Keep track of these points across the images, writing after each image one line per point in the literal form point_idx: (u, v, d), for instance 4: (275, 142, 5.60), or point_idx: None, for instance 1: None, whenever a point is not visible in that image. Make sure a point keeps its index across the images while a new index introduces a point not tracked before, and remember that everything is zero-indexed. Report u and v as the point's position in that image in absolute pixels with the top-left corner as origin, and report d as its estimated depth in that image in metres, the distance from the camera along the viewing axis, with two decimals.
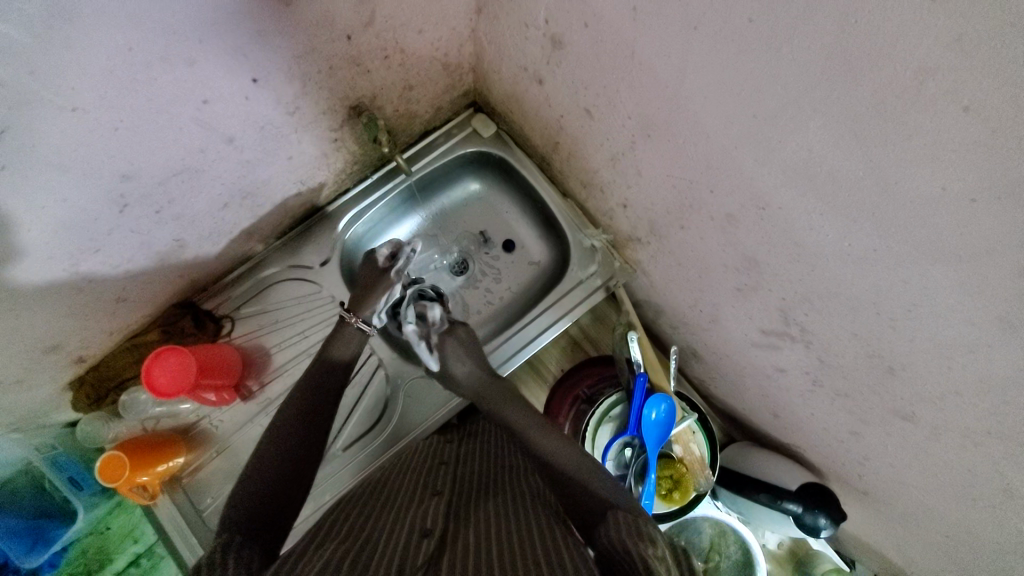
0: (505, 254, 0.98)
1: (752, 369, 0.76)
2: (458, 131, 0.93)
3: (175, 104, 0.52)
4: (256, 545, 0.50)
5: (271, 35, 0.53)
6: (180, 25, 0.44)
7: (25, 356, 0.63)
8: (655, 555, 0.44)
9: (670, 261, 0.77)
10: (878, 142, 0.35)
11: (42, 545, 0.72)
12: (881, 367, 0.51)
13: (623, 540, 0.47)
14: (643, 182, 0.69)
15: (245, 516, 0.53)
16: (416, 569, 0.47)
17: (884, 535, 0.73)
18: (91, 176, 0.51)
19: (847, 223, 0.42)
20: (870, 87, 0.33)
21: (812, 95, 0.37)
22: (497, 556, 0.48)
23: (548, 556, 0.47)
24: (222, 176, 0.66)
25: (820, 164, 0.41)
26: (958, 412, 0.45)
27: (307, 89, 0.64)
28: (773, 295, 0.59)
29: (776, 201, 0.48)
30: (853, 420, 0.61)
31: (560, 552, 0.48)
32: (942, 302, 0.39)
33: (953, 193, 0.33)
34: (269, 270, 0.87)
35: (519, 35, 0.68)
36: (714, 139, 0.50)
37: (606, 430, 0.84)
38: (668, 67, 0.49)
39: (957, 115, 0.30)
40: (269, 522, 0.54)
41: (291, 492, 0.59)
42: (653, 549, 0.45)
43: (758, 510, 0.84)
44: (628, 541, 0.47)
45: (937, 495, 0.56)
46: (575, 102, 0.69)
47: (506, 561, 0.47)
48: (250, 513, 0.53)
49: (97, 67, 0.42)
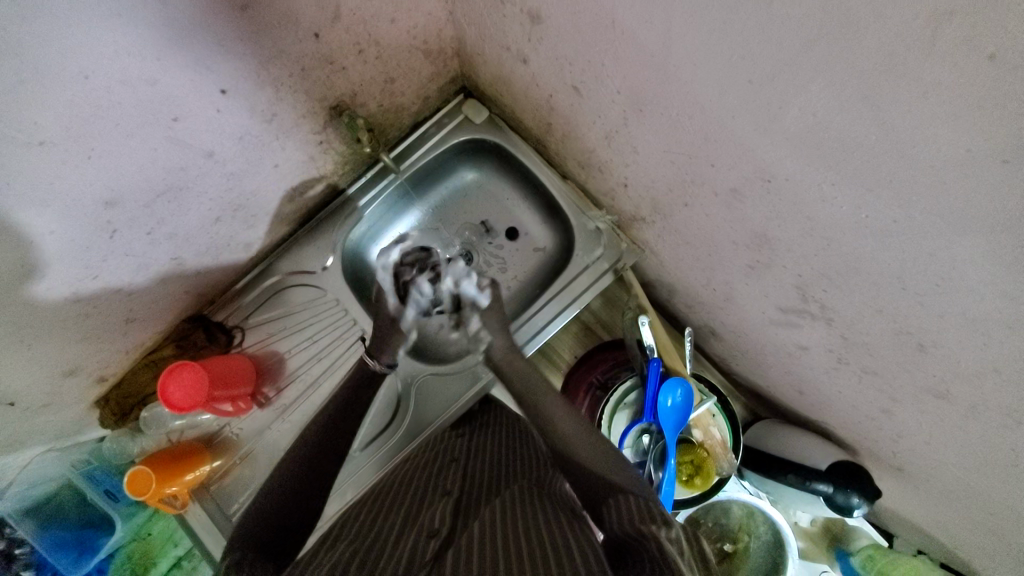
0: (509, 242, 0.96)
1: (771, 346, 0.72)
2: (449, 120, 0.89)
3: (146, 126, 0.52)
4: (252, 549, 0.49)
5: (232, 43, 0.52)
6: (133, 44, 0.44)
7: (47, 381, 0.66)
8: (667, 537, 0.43)
9: (677, 240, 0.73)
10: (890, 101, 0.31)
11: (88, 554, 0.77)
12: (910, 344, 0.46)
13: (632, 525, 0.46)
14: (640, 159, 0.65)
15: (257, 522, 0.54)
16: (423, 565, 0.47)
17: (923, 512, 0.69)
18: (73, 209, 0.52)
19: (861, 192, 0.38)
20: (875, 41, 0.29)
21: (811, 54, 0.33)
22: (502, 545, 0.47)
23: (560, 542, 0.47)
24: (209, 192, 0.66)
25: (828, 130, 0.36)
26: (998, 390, 0.41)
27: (280, 94, 0.63)
28: (788, 272, 0.55)
29: (783, 172, 0.44)
30: (883, 397, 0.57)
31: (568, 536, 0.48)
32: (973, 276, 0.34)
33: (981, 155, 0.28)
34: (274, 278, 0.87)
35: (496, 14, 0.64)
36: (710, 110, 0.46)
37: (622, 416, 0.81)
38: (652, 34, 0.45)
39: (981, 64, 0.25)
40: (277, 530, 0.54)
41: (298, 495, 0.60)
42: (666, 530, 0.44)
43: (787, 492, 0.80)
44: (637, 525, 0.45)
45: (978, 474, 0.51)
46: (562, 81, 0.65)
47: (514, 549, 0.46)
48: (263, 525, 0.53)
49: (56, 99, 0.43)
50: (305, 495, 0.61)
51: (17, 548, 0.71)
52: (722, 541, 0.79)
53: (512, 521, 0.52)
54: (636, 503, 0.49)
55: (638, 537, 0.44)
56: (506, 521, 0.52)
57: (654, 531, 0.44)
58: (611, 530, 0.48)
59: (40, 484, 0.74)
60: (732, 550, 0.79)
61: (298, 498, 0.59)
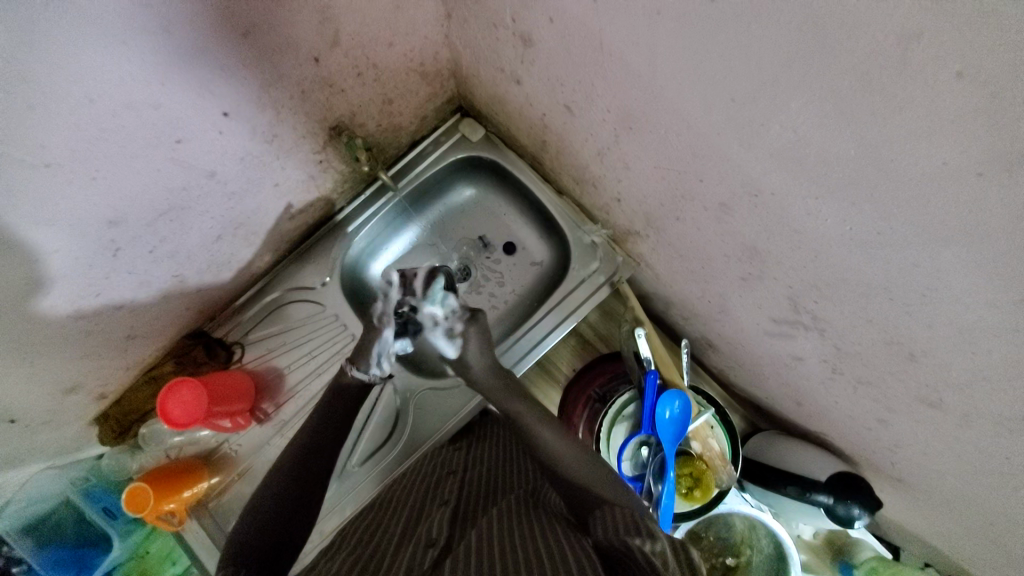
0: (506, 256, 0.97)
1: (767, 357, 0.72)
2: (446, 138, 0.92)
3: (151, 146, 0.54)
4: None
5: (235, 68, 0.54)
6: (140, 70, 0.46)
7: (48, 398, 0.67)
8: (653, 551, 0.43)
9: (671, 253, 0.74)
10: (867, 119, 0.32)
11: (85, 572, 0.74)
12: (901, 353, 0.47)
13: (619, 535, 0.46)
14: (632, 175, 0.66)
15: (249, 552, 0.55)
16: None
17: (927, 525, 0.68)
18: (79, 227, 0.54)
19: (845, 207, 0.39)
20: (850, 62, 0.30)
21: (790, 75, 0.35)
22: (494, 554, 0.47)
23: (552, 555, 0.46)
24: (210, 211, 0.68)
25: (808, 146, 0.38)
26: (989, 398, 0.41)
27: (282, 115, 0.65)
28: (779, 283, 0.56)
29: (768, 187, 0.45)
30: (879, 407, 0.57)
31: (565, 549, 0.47)
32: (957, 285, 0.35)
33: (956, 169, 0.29)
34: (273, 294, 0.88)
35: (490, 36, 0.67)
36: (696, 128, 0.48)
37: (620, 429, 0.81)
38: (639, 56, 0.47)
39: (949, 83, 0.27)
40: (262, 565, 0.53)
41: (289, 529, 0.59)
42: (651, 544, 0.44)
43: (789, 505, 0.80)
44: (621, 535, 0.46)
45: (975, 482, 0.51)
46: (555, 100, 0.67)
47: (506, 559, 0.46)
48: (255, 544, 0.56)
49: (63, 124, 0.45)
50: (289, 518, 0.60)
51: (15, 566, 0.68)
52: (724, 555, 0.78)
53: (505, 535, 0.51)
54: (626, 517, 0.49)
55: (625, 549, 0.44)
56: (502, 534, 0.51)
57: (638, 545, 0.43)
58: (596, 541, 0.48)
59: (35, 503, 0.73)
60: (734, 564, 0.78)
61: (285, 523, 0.60)
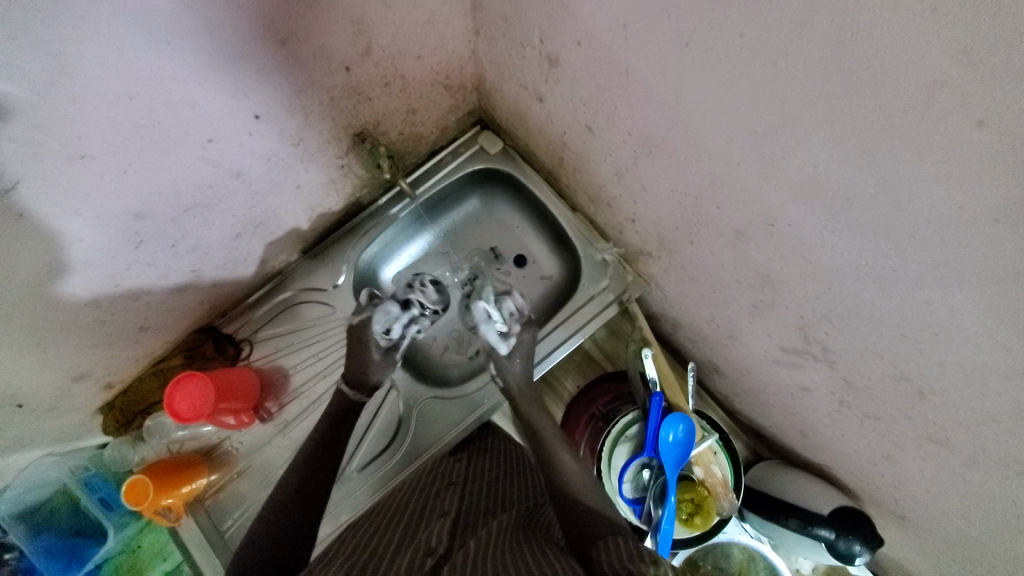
0: (517, 269, 0.97)
1: (774, 386, 0.72)
2: (464, 150, 0.93)
3: (182, 145, 0.55)
4: None
5: (269, 74, 0.56)
6: (178, 72, 0.48)
7: (57, 384, 0.68)
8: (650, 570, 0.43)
9: (682, 276, 0.75)
10: (888, 159, 0.32)
11: (77, 564, 0.73)
12: (911, 390, 0.47)
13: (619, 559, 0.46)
14: (648, 197, 0.67)
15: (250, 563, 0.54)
16: None
17: (930, 567, 0.67)
18: (105, 218, 0.55)
19: (862, 242, 0.39)
20: (874, 103, 0.31)
21: (813, 112, 0.35)
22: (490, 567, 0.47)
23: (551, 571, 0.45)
24: (232, 210, 0.69)
25: (828, 181, 0.38)
26: (998, 441, 0.41)
27: (309, 121, 0.66)
28: (791, 313, 0.56)
29: (785, 217, 0.46)
30: (885, 443, 0.57)
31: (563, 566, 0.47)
32: (969, 326, 0.35)
33: (973, 213, 0.30)
34: (284, 294, 0.89)
35: (516, 54, 0.68)
36: (716, 155, 0.48)
37: (622, 451, 0.80)
38: (664, 84, 0.48)
39: (971, 130, 0.27)
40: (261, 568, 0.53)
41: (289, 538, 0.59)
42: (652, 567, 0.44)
43: (790, 538, 0.79)
44: (624, 561, 0.45)
45: (979, 525, 0.51)
46: (576, 119, 0.69)
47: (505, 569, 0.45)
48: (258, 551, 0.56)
49: (101, 118, 0.46)
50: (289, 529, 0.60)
51: (8, 553, 0.65)
52: None
53: (504, 550, 0.50)
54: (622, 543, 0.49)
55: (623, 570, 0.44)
56: (502, 549, 0.51)
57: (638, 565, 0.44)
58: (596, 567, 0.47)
59: (34, 489, 0.73)
60: None
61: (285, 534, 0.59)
